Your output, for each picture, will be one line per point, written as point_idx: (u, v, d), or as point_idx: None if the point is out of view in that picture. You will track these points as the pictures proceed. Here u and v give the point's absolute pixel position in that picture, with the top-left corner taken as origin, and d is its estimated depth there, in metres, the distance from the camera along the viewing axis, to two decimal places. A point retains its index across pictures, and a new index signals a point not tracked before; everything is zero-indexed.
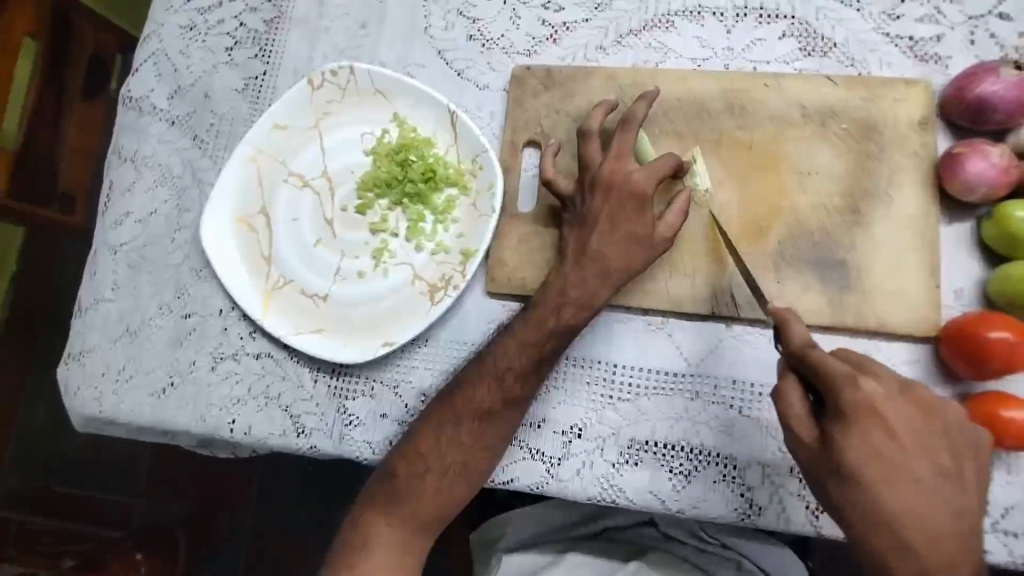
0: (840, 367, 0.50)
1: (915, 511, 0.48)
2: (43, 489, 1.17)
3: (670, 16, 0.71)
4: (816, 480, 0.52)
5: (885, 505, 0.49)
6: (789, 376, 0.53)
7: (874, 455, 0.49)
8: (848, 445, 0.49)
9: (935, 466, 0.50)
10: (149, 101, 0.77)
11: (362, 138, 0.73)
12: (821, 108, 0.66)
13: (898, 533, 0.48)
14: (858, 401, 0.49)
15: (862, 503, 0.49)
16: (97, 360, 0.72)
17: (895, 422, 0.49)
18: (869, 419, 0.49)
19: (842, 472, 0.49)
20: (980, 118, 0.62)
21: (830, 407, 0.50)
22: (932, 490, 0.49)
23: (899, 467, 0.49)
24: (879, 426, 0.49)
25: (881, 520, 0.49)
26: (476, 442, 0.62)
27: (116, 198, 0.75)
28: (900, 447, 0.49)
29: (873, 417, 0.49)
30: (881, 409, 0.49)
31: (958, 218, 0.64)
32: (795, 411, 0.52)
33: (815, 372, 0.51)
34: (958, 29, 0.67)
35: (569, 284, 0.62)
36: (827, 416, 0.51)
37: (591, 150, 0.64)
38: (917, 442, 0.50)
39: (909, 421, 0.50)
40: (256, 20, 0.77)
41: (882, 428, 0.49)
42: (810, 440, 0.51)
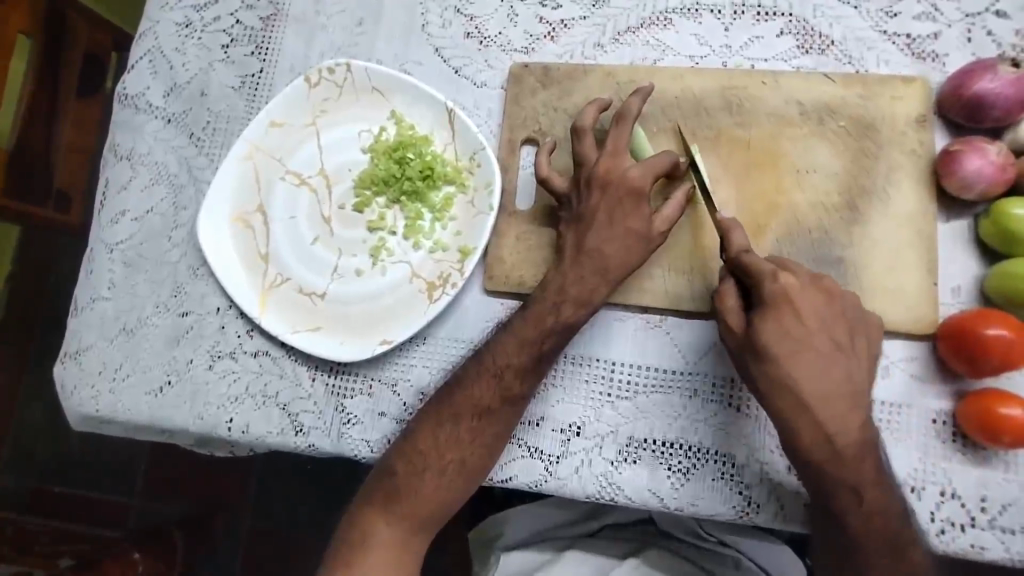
0: (762, 261, 0.56)
1: (815, 379, 0.54)
2: (40, 491, 1.16)
3: (668, 14, 0.71)
4: (738, 361, 0.57)
5: (791, 375, 0.54)
6: (726, 278, 0.59)
7: (784, 334, 0.54)
8: (765, 326, 0.55)
9: (834, 341, 0.55)
10: (145, 99, 0.77)
11: (359, 136, 0.73)
12: (820, 106, 0.66)
13: (799, 397, 0.54)
14: (776, 290, 0.55)
15: (771, 374, 0.54)
16: (94, 359, 0.71)
17: (805, 308, 0.55)
18: (783, 304, 0.55)
19: (757, 349, 0.55)
20: (978, 116, 0.62)
21: (755, 298, 0.56)
22: (831, 360, 0.54)
23: (810, 347, 0.54)
24: (791, 308, 0.55)
25: (787, 387, 0.54)
26: (475, 439, 0.62)
27: (112, 196, 0.75)
28: (807, 327, 0.55)
29: (786, 303, 0.55)
30: (792, 296, 0.55)
31: (955, 215, 0.64)
32: (726, 303, 0.57)
33: (745, 269, 0.57)
34: (955, 27, 0.67)
35: (568, 281, 0.62)
36: (753, 308, 0.56)
37: (587, 147, 0.64)
38: (823, 323, 0.55)
39: (819, 308, 0.55)
40: (253, 17, 0.77)
41: (794, 312, 0.55)
42: (736, 327, 0.57)
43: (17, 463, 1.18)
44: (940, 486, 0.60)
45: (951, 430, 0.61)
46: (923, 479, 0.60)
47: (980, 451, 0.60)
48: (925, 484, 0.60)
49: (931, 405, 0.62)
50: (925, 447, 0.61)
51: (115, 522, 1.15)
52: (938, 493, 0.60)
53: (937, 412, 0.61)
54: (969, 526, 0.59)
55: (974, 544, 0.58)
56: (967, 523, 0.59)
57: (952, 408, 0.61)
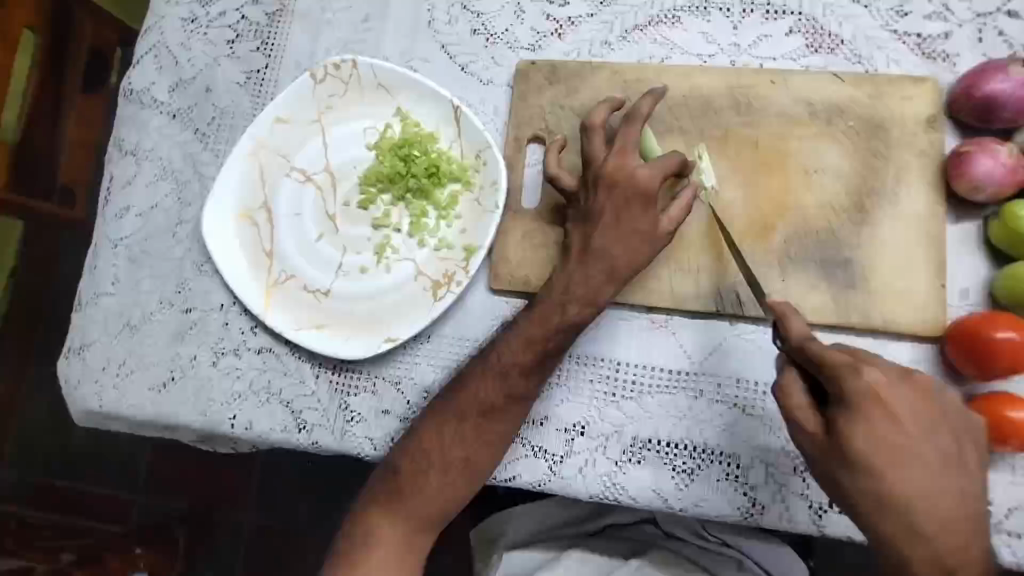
0: (840, 357, 0.49)
1: (923, 491, 0.47)
2: (43, 484, 1.16)
3: (676, 12, 0.71)
4: (824, 472, 0.50)
5: (894, 492, 0.47)
6: (790, 371, 0.53)
7: (880, 443, 0.48)
8: (855, 432, 0.48)
9: (939, 453, 0.48)
10: (150, 94, 0.77)
11: (364, 133, 0.73)
12: (829, 105, 0.66)
13: (908, 519, 0.47)
14: (861, 388, 0.48)
15: (870, 492, 0.48)
16: (98, 354, 0.71)
17: (900, 409, 0.49)
18: (874, 407, 0.48)
19: (848, 458, 0.48)
20: (989, 117, 0.62)
21: (836, 397, 0.50)
22: (935, 470, 0.48)
23: (912, 456, 0.48)
24: (884, 412, 0.48)
25: (890, 506, 0.47)
26: (479, 438, 0.62)
27: (117, 191, 0.75)
28: (906, 434, 0.48)
29: (878, 405, 0.48)
30: (884, 395, 0.48)
31: (964, 217, 0.64)
32: (797, 402, 0.52)
33: (817, 364, 0.51)
34: (966, 27, 0.66)
35: (574, 280, 0.61)
36: (831, 405, 0.50)
37: (596, 146, 0.64)
38: (921, 428, 0.49)
39: (916, 410, 0.49)
40: (258, 13, 0.77)
41: (889, 417, 0.48)
42: (816, 432, 0.50)
43: (20, 457, 1.18)
44: None
45: None
46: None
47: (988, 455, 0.60)
48: None
49: None
50: None
51: (117, 516, 1.16)
52: None
53: None
54: None
55: None
56: None
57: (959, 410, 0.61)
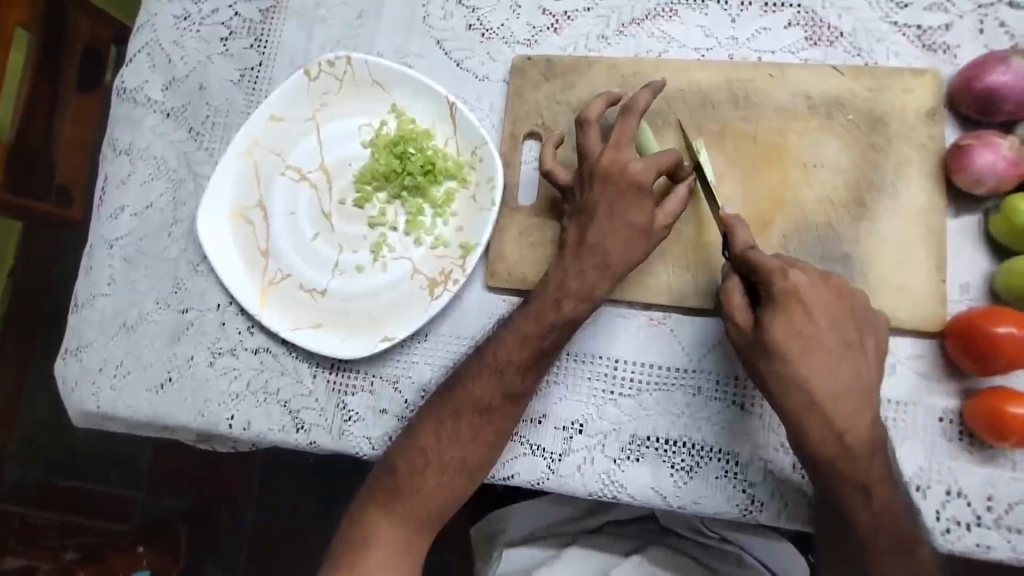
0: (771, 260, 0.54)
1: (826, 376, 0.53)
2: (45, 484, 1.17)
3: (673, 5, 0.70)
4: (744, 360, 0.56)
5: (802, 375, 0.53)
6: (731, 275, 0.58)
7: (794, 332, 0.53)
8: (772, 322, 0.54)
9: (845, 341, 0.54)
10: (144, 92, 0.76)
11: (359, 130, 0.72)
12: (828, 99, 0.65)
13: (811, 396, 0.53)
14: (786, 288, 0.54)
15: (780, 372, 0.54)
16: (95, 355, 0.71)
17: (815, 305, 0.54)
18: (793, 301, 0.53)
19: (766, 347, 0.54)
20: (990, 109, 0.61)
21: (763, 295, 0.55)
22: (841, 357, 0.54)
23: (817, 343, 0.54)
24: (801, 306, 0.54)
25: (799, 386, 0.53)
26: (476, 438, 0.61)
27: (112, 191, 0.74)
28: (817, 326, 0.54)
29: (797, 302, 0.53)
30: (802, 293, 0.54)
31: (965, 211, 0.63)
32: (734, 302, 0.56)
33: (752, 268, 0.55)
34: (967, 18, 0.65)
35: (570, 277, 0.61)
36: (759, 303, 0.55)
37: (591, 141, 0.63)
38: (833, 321, 0.54)
39: (830, 306, 0.54)
40: (251, 10, 0.76)
41: (805, 311, 0.54)
42: (743, 325, 0.56)
43: (23, 456, 1.18)
44: (946, 485, 0.59)
45: (958, 429, 0.60)
46: (930, 479, 0.60)
47: (988, 450, 0.59)
48: (930, 483, 0.59)
49: (937, 404, 0.61)
50: (931, 446, 0.60)
51: (120, 515, 1.16)
52: (944, 492, 0.59)
53: (944, 410, 0.61)
54: (975, 524, 0.58)
55: (979, 543, 0.58)
56: (972, 522, 0.58)
57: (959, 406, 0.60)
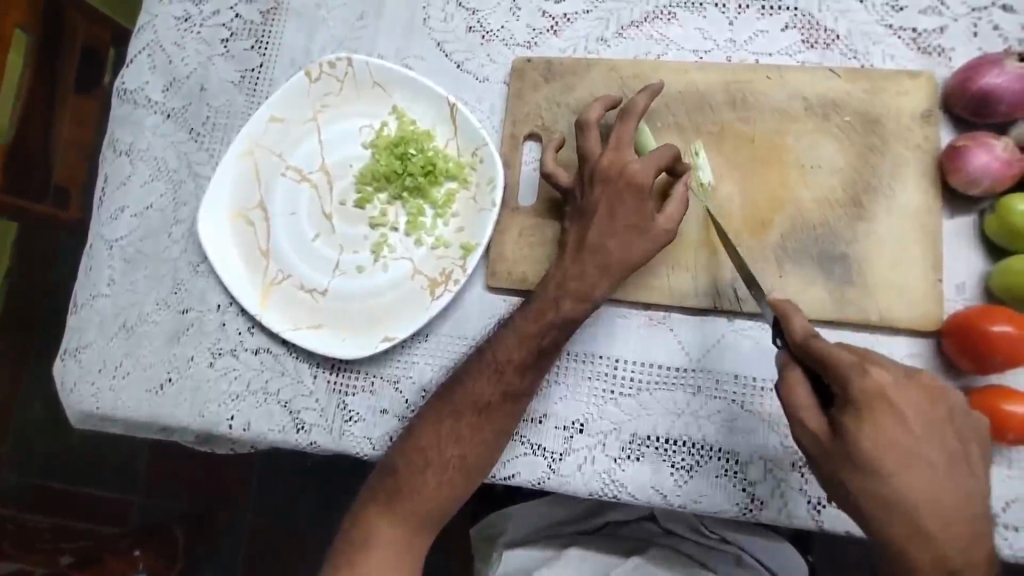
0: (842, 354, 0.50)
1: (927, 490, 0.49)
2: (41, 488, 1.16)
3: (672, 8, 0.71)
4: (826, 472, 0.52)
5: (899, 492, 0.49)
6: (793, 366, 0.54)
7: (886, 444, 0.49)
8: (861, 431, 0.49)
9: (941, 450, 0.50)
10: (144, 93, 0.76)
11: (360, 132, 0.72)
12: (825, 100, 0.66)
13: (913, 518, 0.49)
14: (866, 388, 0.49)
15: (873, 491, 0.49)
16: (94, 355, 0.71)
17: (906, 410, 0.49)
18: (879, 406, 0.49)
19: (855, 460, 0.49)
20: (984, 111, 0.62)
21: (840, 396, 0.50)
22: (939, 468, 0.49)
23: (911, 453, 0.49)
24: (889, 410, 0.49)
25: (895, 506, 0.49)
26: (475, 436, 0.62)
27: (111, 192, 0.74)
28: (911, 435, 0.49)
29: (884, 405, 0.49)
30: (890, 396, 0.49)
31: (960, 211, 0.64)
32: (804, 403, 0.52)
33: (821, 362, 0.51)
34: (961, 21, 0.66)
35: (569, 277, 0.62)
36: (835, 405, 0.51)
37: (591, 143, 0.64)
38: (926, 426, 0.50)
39: (923, 411, 0.50)
40: (252, 11, 0.76)
41: (895, 418, 0.49)
42: (821, 430, 0.51)
43: (17, 459, 1.18)
44: None
45: None
46: None
47: None
48: None
49: None
50: None
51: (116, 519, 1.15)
52: None
53: None
54: None
55: None
56: None
57: None
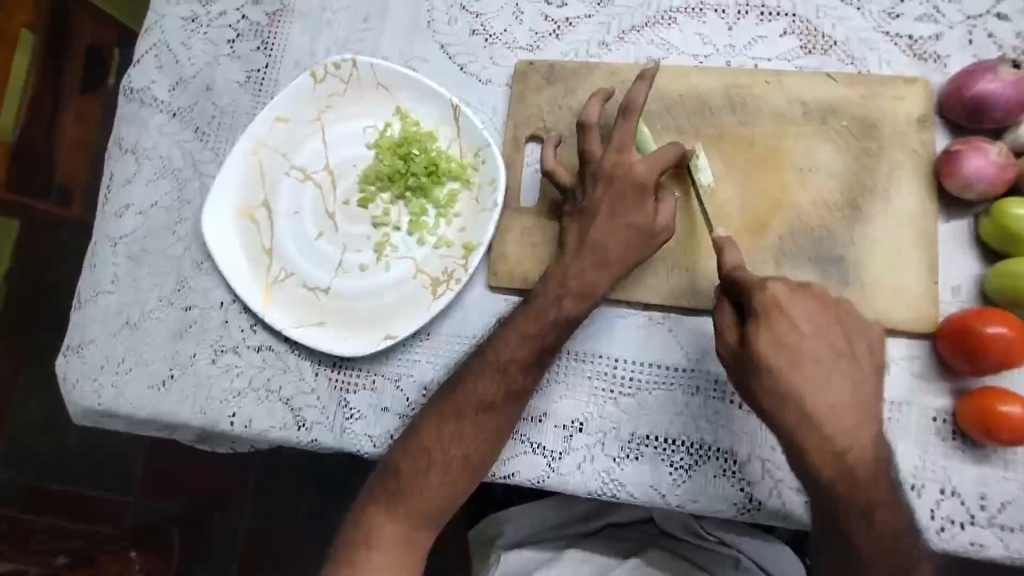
0: (753, 275, 0.57)
1: (820, 391, 0.54)
2: (38, 488, 1.16)
3: (673, 13, 0.72)
4: (738, 380, 0.57)
5: (792, 386, 0.54)
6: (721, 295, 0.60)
7: (780, 345, 0.54)
8: (757, 336, 0.55)
9: (831, 351, 0.55)
10: (150, 93, 0.77)
11: (364, 132, 0.73)
12: (822, 105, 0.67)
13: (803, 407, 0.53)
14: (766, 300, 0.55)
15: (772, 388, 0.54)
16: (97, 352, 0.71)
17: (797, 314, 0.55)
18: (774, 313, 0.55)
19: (755, 362, 0.55)
20: (979, 116, 0.63)
21: (747, 308, 0.56)
22: (827, 366, 0.55)
23: (803, 354, 0.54)
24: (783, 317, 0.55)
25: (789, 398, 0.54)
26: (479, 435, 0.62)
27: (116, 190, 0.75)
28: (803, 336, 0.55)
29: (779, 311, 0.55)
30: (783, 304, 0.55)
31: (955, 215, 0.65)
32: (725, 319, 0.58)
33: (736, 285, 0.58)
34: (957, 28, 0.67)
35: (570, 276, 0.62)
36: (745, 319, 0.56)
37: (592, 143, 0.65)
38: (817, 330, 0.55)
39: (813, 317, 0.56)
40: (258, 13, 0.77)
41: (788, 322, 0.55)
42: (733, 341, 0.57)
43: (15, 458, 1.18)
44: (940, 484, 0.60)
45: (951, 428, 0.61)
46: (924, 478, 0.61)
47: (981, 449, 0.60)
48: (924, 481, 0.61)
49: (931, 404, 0.62)
50: (926, 446, 0.61)
51: (113, 519, 1.15)
52: (938, 491, 0.60)
53: (937, 410, 0.62)
54: (969, 523, 0.59)
55: (973, 541, 0.59)
56: (966, 521, 0.59)
57: (952, 406, 0.62)
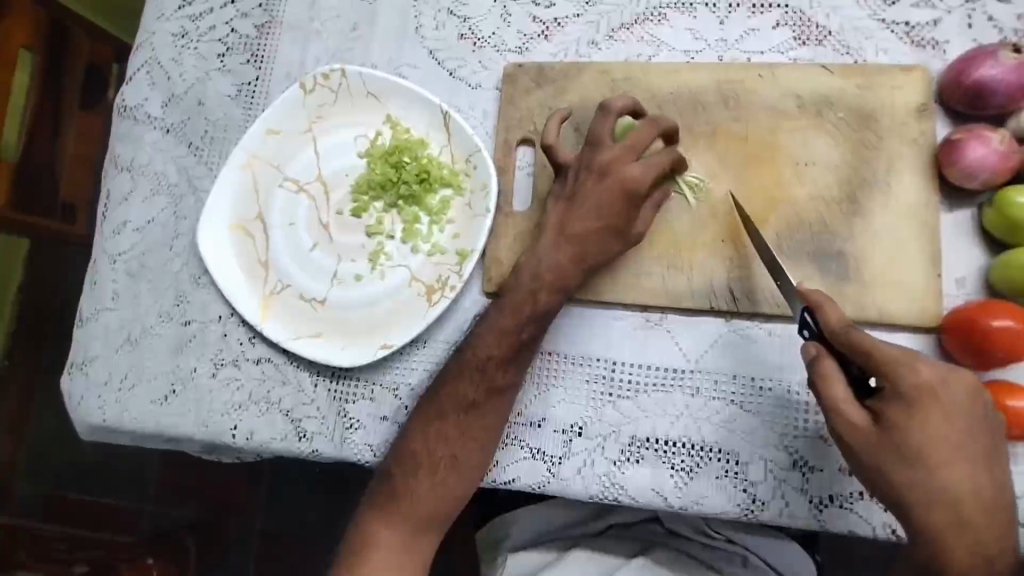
0: (891, 352, 0.50)
1: (974, 489, 0.48)
2: (56, 499, 1.18)
3: (662, 9, 0.71)
4: (868, 466, 0.51)
5: (943, 484, 0.48)
6: (831, 358, 0.53)
7: (934, 438, 0.48)
8: (905, 426, 0.49)
9: (982, 445, 0.49)
10: (144, 110, 0.77)
11: (356, 141, 0.73)
12: (817, 97, 0.66)
13: (956, 509, 0.48)
14: (916, 385, 0.49)
15: (922, 483, 0.49)
16: (99, 368, 0.72)
17: (950, 399, 0.49)
18: (927, 400, 0.49)
19: (901, 453, 0.49)
20: (980, 102, 0.61)
21: (886, 389, 0.50)
22: (977, 460, 0.49)
23: (957, 449, 0.48)
24: (937, 406, 0.48)
25: (939, 497, 0.48)
26: (463, 435, 0.62)
27: (114, 207, 0.76)
28: (957, 426, 0.49)
29: (931, 399, 0.48)
30: (933, 388, 0.49)
31: (958, 205, 0.63)
32: (842, 394, 0.51)
33: (867, 359, 0.50)
34: (955, 13, 0.65)
35: (544, 266, 0.61)
36: (884, 401, 0.50)
37: (603, 133, 0.62)
38: (969, 423, 0.49)
39: (968, 405, 0.49)
40: (247, 26, 0.77)
41: (942, 411, 0.48)
42: (863, 423, 0.50)
43: (33, 469, 1.20)
44: None
45: None
46: None
47: None
48: None
49: None
50: None
51: (130, 527, 1.17)
52: None
53: None
54: None
55: None
56: None
57: None
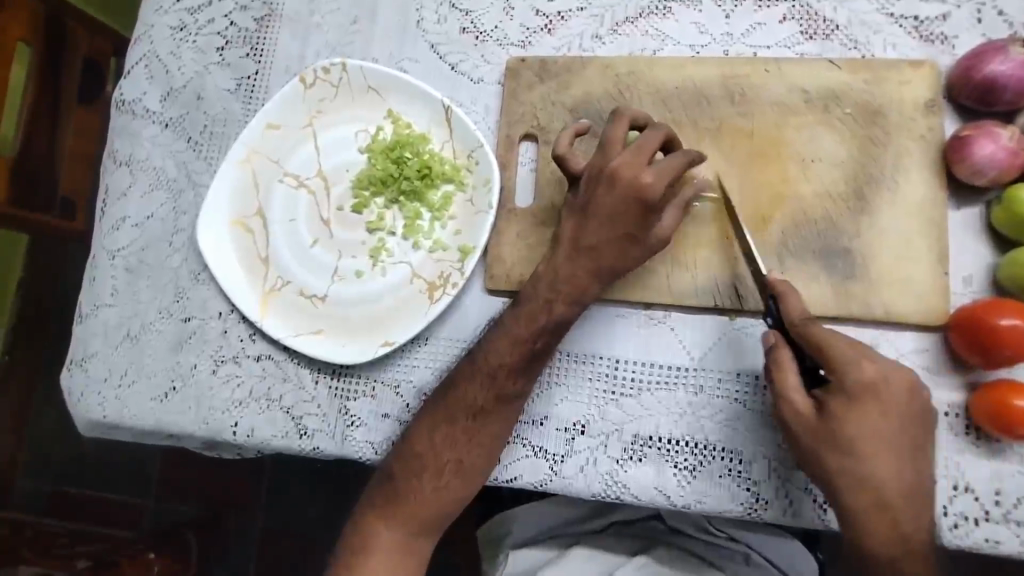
0: (842, 346, 0.52)
1: (898, 478, 0.51)
2: (58, 494, 1.18)
3: (667, 3, 0.70)
4: (807, 452, 0.53)
5: (872, 472, 0.51)
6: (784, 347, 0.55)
7: (869, 429, 0.51)
8: (844, 416, 0.51)
9: (912, 439, 0.52)
10: (142, 104, 0.76)
11: (356, 136, 0.72)
12: (824, 93, 0.65)
13: (879, 495, 0.51)
14: (859, 379, 0.51)
15: (852, 468, 0.51)
16: (99, 365, 0.72)
17: (888, 395, 0.51)
18: (867, 394, 0.51)
19: (837, 442, 0.51)
20: (989, 99, 0.61)
21: (831, 381, 0.52)
22: (905, 452, 0.51)
23: (887, 441, 0.51)
24: (875, 400, 0.51)
25: (866, 483, 0.51)
26: (470, 441, 0.61)
27: (112, 203, 0.75)
28: (890, 420, 0.51)
29: (871, 394, 0.51)
30: (874, 384, 0.51)
31: (966, 203, 0.63)
32: (790, 382, 0.54)
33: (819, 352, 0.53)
34: (965, 7, 0.64)
35: (560, 277, 0.60)
36: (827, 392, 0.52)
37: (614, 138, 0.60)
38: (902, 418, 0.51)
39: (903, 402, 0.51)
40: (246, 18, 0.76)
41: (879, 405, 0.51)
42: (806, 410, 0.53)
43: (34, 464, 1.20)
44: (953, 480, 0.58)
45: (963, 422, 0.59)
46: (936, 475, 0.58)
47: (995, 444, 0.58)
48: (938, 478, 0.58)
49: (942, 398, 0.60)
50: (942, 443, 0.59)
51: (131, 522, 1.17)
52: (951, 487, 0.58)
53: (950, 404, 0.60)
54: (984, 520, 0.57)
55: (988, 538, 0.57)
56: (981, 517, 0.57)
57: (964, 400, 0.60)
